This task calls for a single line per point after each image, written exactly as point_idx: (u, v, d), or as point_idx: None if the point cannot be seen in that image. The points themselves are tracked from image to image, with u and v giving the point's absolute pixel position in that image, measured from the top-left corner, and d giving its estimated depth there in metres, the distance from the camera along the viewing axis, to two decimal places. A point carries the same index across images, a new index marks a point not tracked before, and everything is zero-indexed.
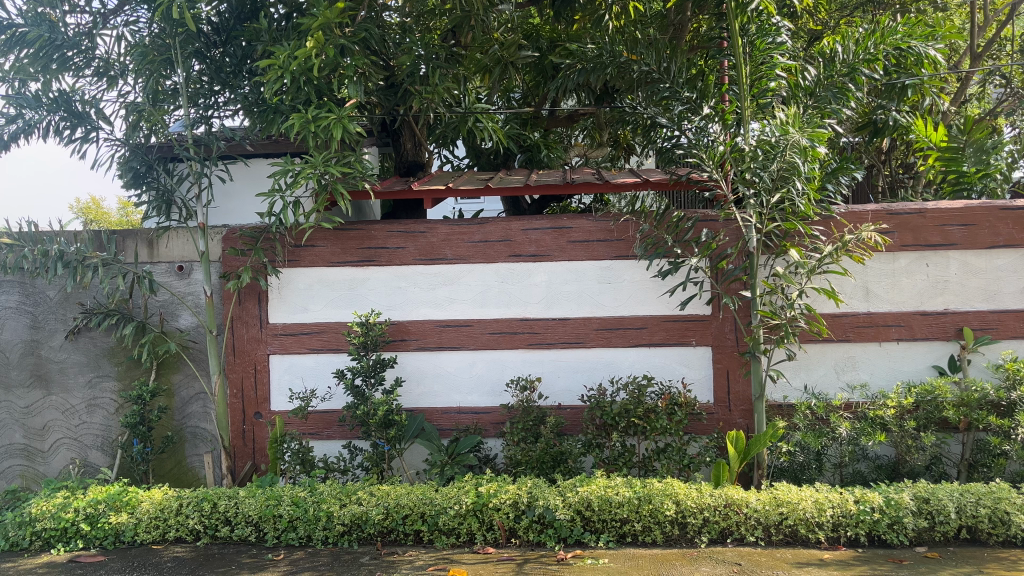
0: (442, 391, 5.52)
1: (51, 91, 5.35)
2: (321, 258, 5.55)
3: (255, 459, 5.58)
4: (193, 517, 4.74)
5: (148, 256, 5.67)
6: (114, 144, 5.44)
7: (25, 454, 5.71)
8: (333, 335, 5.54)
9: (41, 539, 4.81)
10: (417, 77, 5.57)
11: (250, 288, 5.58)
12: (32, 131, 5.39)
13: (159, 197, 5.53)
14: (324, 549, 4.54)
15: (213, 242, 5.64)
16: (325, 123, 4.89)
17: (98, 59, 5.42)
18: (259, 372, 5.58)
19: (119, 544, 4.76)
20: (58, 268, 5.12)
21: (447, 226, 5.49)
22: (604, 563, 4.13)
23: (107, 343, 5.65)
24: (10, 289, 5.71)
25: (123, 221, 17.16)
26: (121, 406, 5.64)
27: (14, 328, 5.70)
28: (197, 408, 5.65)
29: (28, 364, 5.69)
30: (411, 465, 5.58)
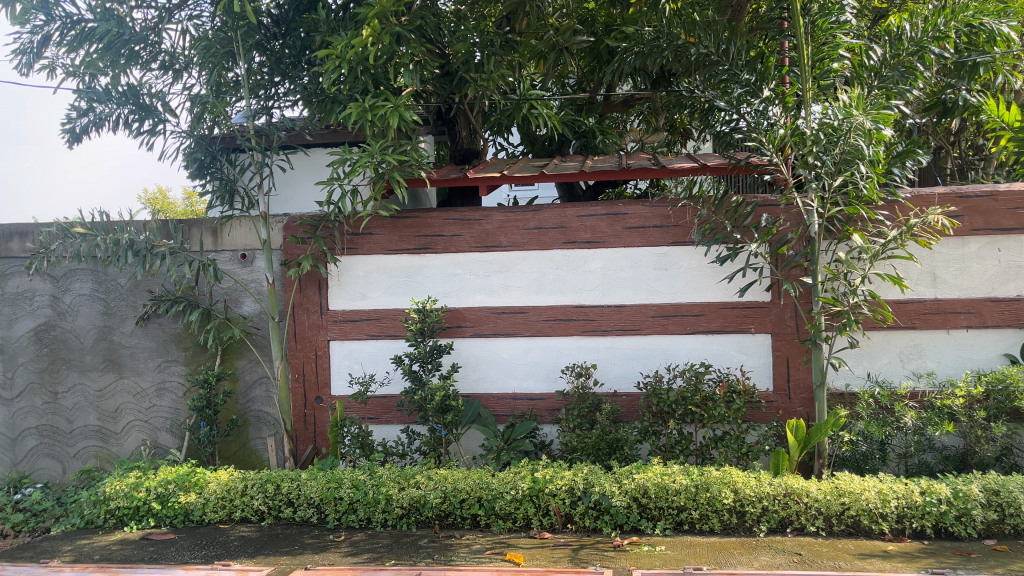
0: (498, 377, 5.56)
1: (120, 85, 5.52)
2: (379, 246, 5.63)
3: (316, 442, 5.71)
4: (257, 498, 4.90)
5: (213, 245, 5.82)
6: (179, 135, 5.60)
7: (99, 435, 5.94)
8: (391, 321, 5.62)
9: (114, 517, 5.02)
10: (472, 65, 5.58)
11: (311, 276, 5.70)
12: (103, 124, 5.59)
13: (223, 186, 5.68)
14: (383, 532, 4.65)
15: (274, 230, 5.74)
16: (382, 112, 4.97)
17: (164, 53, 5.57)
18: (319, 357, 5.70)
19: (188, 523, 4.94)
20: (129, 257, 5.27)
21: (501, 213, 5.51)
22: (662, 550, 4.11)
23: (175, 328, 5.83)
24: (84, 278, 5.92)
25: (188, 208, 17.68)
26: (188, 389, 5.82)
27: (87, 314, 5.92)
28: (260, 392, 5.79)
29: (102, 349, 5.91)
30: (468, 450, 5.63)
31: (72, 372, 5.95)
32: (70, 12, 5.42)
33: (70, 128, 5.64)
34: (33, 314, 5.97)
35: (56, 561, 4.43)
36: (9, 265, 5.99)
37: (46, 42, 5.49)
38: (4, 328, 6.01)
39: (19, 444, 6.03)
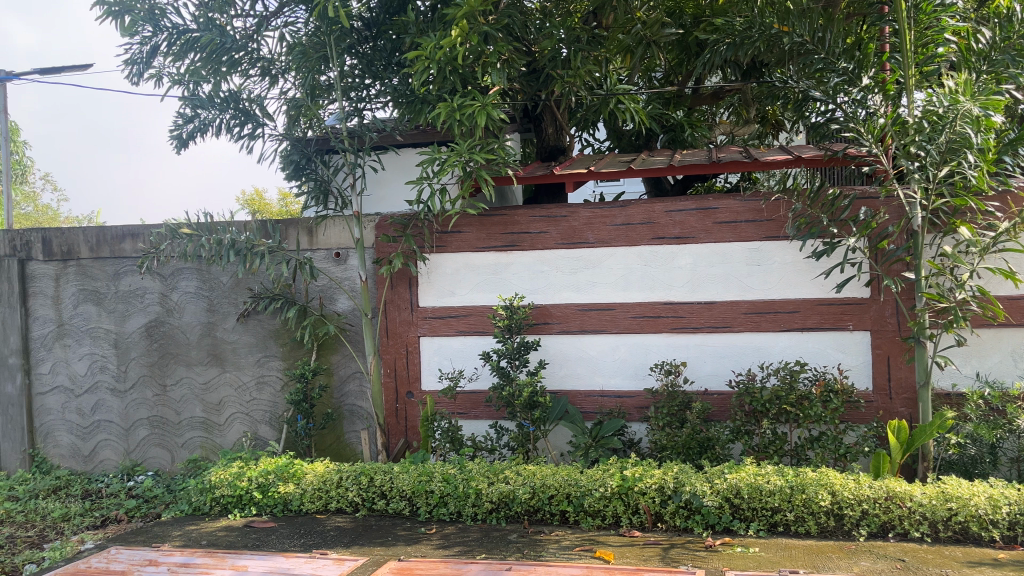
0: (586, 374, 5.55)
1: (222, 92, 5.76)
2: (467, 244, 5.70)
3: (407, 436, 5.83)
4: (352, 489, 5.06)
5: (309, 244, 6.00)
6: (277, 138, 5.82)
7: (204, 426, 6.22)
8: (479, 318, 5.68)
9: (219, 505, 5.26)
10: (559, 61, 5.61)
11: (401, 273, 5.83)
12: (207, 129, 5.86)
13: (317, 187, 5.86)
14: (473, 525, 4.71)
15: (367, 229, 5.87)
16: (470, 111, 5.04)
17: (263, 59, 5.79)
18: (410, 353, 5.81)
19: (287, 512, 5.13)
20: (231, 256, 5.50)
21: (588, 209, 5.49)
22: (755, 552, 4.02)
23: (273, 325, 6.05)
24: (190, 276, 6.22)
25: (283, 209, 18.38)
26: (286, 383, 6.03)
27: (193, 311, 6.21)
28: (354, 386, 5.96)
29: (206, 344, 6.19)
30: (556, 446, 5.64)
31: (179, 366, 6.25)
32: (176, 22, 5.69)
33: (178, 134, 5.93)
34: (144, 311, 6.31)
35: (167, 545, 4.67)
36: (122, 264, 6.34)
37: (154, 53, 5.78)
38: (118, 324, 6.37)
39: (131, 433, 6.38)
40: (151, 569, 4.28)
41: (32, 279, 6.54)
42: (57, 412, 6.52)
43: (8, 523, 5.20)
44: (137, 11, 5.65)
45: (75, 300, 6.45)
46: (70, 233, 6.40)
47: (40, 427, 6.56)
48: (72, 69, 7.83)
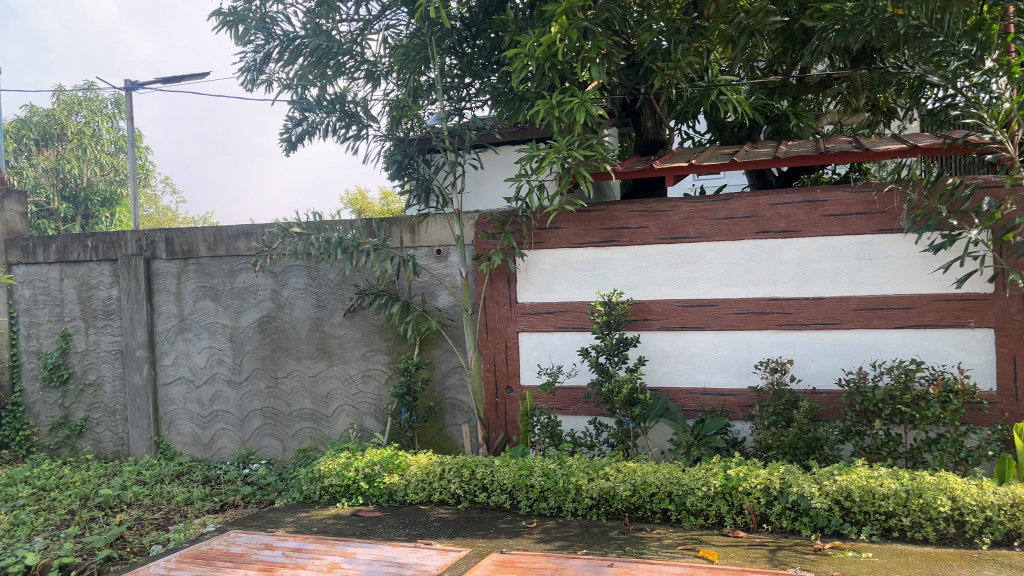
0: (687, 371, 5.46)
1: (328, 95, 5.96)
2: (565, 240, 5.71)
3: (507, 430, 5.88)
4: (454, 481, 5.17)
5: (411, 241, 6.14)
6: (380, 138, 5.98)
7: (313, 418, 6.46)
8: (577, 314, 5.68)
9: (328, 493, 5.47)
10: (659, 54, 5.54)
11: (501, 270, 5.89)
12: (315, 131, 6.09)
13: (419, 185, 6.02)
14: (573, 521, 4.72)
15: (466, 226, 5.96)
16: (569, 108, 5.03)
17: (367, 62, 5.95)
18: (509, 348, 5.87)
19: (392, 502, 5.28)
20: (338, 253, 5.70)
21: (689, 203, 5.41)
22: (868, 557, 3.86)
23: (378, 320, 6.23)
24: (300, 273, 6.47)
25: (384, 208, 18.92)
26: (390, 377, 6.20)
27: (302, 306, 6.46)
28: (455, 380, 6.06)
29: (315, 338, 6.43)
30: (656, 444, 5.58)
31: (290, 359, 6.52)
32: (286, 30, 5.93)
33: (288, 137, 6.18)
34: (257, 307, 6.61)
35: (281, 530, 4.89)
36: (237, 262, 6.66)
37: (264, 60, 6.04)
38: (233, 319, 6.69)
39: (246, 423, 6.69)
40: (267, 553, 4.49)
41: (156, 276, 6.95)
42: (179, 402, 6.90)
43: (137, 506, 5.55)
44: (250, 20, 5.91)
45: (194, 296, 6.81)
46: (190, 233, 6.77)
47: (163, 415, 6.97)
48: (190, 77, 8.26)
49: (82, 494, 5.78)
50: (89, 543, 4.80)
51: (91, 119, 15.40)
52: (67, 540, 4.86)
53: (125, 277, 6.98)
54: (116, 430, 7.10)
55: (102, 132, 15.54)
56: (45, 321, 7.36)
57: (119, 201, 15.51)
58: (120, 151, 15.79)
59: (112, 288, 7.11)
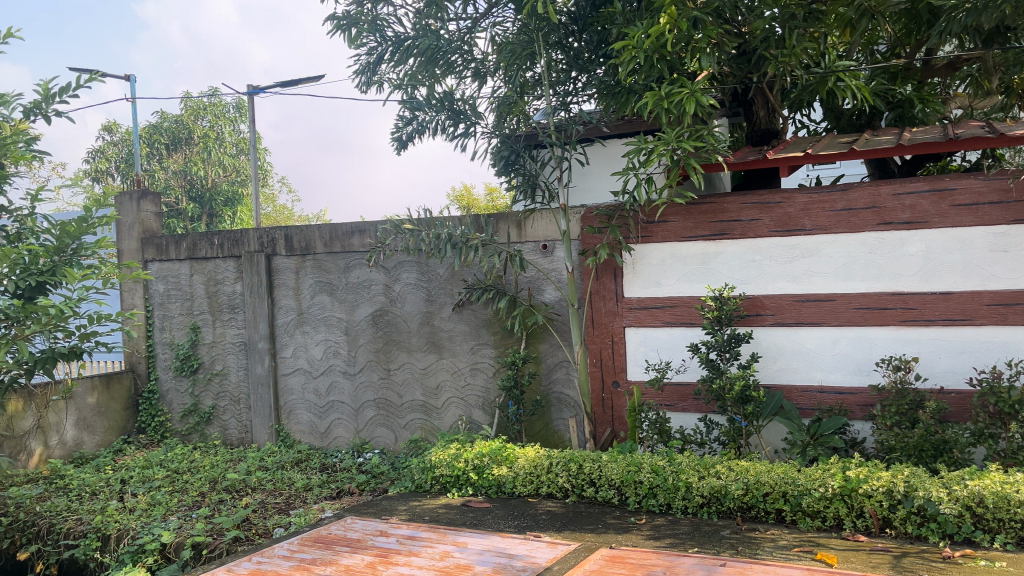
0: (802, 368, 5.28)
1: (438, 93, 6.08)
2: (674, 233, 5.62)
3: (615, 425, 5.84)
4: (562, 475, 5.19)
5: (518, 236, 6.17)
6: (488, 135, 6.05)
7: (423, 409, 6.62)
8: (686, 309, 5.58)
9: (439, 483, 5.59)
10: (772, 41, 5.37)
11: (607, 264, 5.85)
12: (425, 130, 6.24)
13: (526, 181, 6.04)
14: (683, 518, 4.66)
15: (573, 221, 5.95)
16: (678, 99, 4.96)
17: (475, 60, 6.03)
18: (616, 343, 5.83)
19: (500, 493, 5.36)
20: (448, 249, 5.81)
21: (805, 195, 5.23)
22: (1003, 567, 3.62)
23: (486, 314, 6.32)
24: (411, 269, 6.64)
25: (490, 205, 19.15)
26: (497, 370, 6.28)
27: (413, 301, 6.63)
28: (561, 375, 6.07)
29: (425, 332, 6.59)
30: (769, 442, 5.43)
31: (401, 352, 6.71)
32: (397, 31, 6.09)
33: (399, 136, 6.35)
34: (371, 301, 6.82)
35: (395, 518, 5.04)
36: (351, 258, 6.89)
37: (376, 61, 6.23)
38: (348, 313, 6.94)
39: (360, 413, 6.92)
40: (382, 539, 4.64)
41: (276, 272, 7.28)
42: (298, 391, 7.21)
43: (261, 490, 5.84)
44: (363, 23, 6.11)
45: (312, 291, 7.10)
46: (308, 230, 7.04)
47: (283, 404, 7.29)
48: (307, 80, 8.61)
49: (211, 478, 6.13)
50: (219, 524, 5.08)
51: (215, 123, 16.26)
52: (199, 520, 5.16)
53: (248, 273, 7.34)
54: (240, 418, 7.48)
55: (225, 135, 16.39)
56: (177, 314, 7.82)
57: (241, 200, 16.32)
58: (241, 153, 16.61)
59: (236, 283, 7.49)
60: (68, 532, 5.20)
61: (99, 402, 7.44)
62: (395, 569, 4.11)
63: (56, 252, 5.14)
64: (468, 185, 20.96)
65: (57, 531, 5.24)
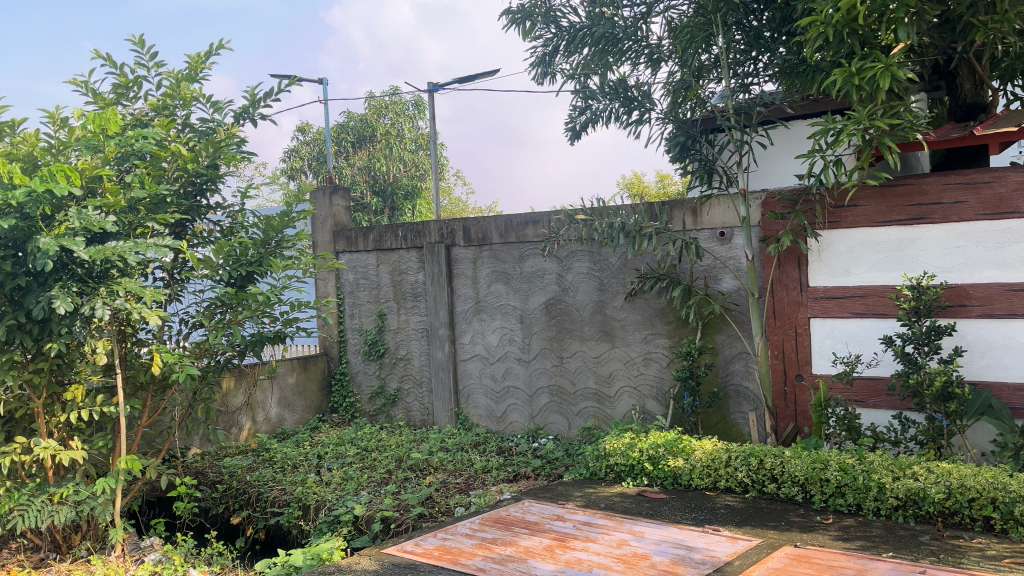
0: (1014, 364, 4.81)
1: (611, 82, 6.06)
2: (866, 218, 5.28)
3: (797, 420, 5.59)
4: (741, 470, 5.04)
5: (693, 224, 6.05)
6: (662, 121, 5.95)
7: (596, 398, 6.65)
8: (879, 299, 5.24)
9: (613, 472, 5.61)
10: (981, 6, 4.88)
11: (790, 251, 5.61)
12: (598, 119, 6.25)
13: (702, 166, 5.85)
14: (876, 520, 4.39)
15: (753, 207, 5.75)
16: (871, 74, 4.62)
17: (650, 47, 5.93)
18: (800, 335, 5.59)
19: (677, 485, 5.29)
20: (621, 237, 5.77)
21: (1018, 173, 4.75)
22: None
23: (660, 304, 6.24)
24: (583, 258, 6.68)
25: (661, 192, 18.79)
26: (672, 360, 6.19)
27: (586, 290, 6.66)
28: (740, 367, 5.88)
29: (598, 321, 6.61)
30: (975, 444, 5.00)
31: (575, 340, 6.77)
32: (572, 22, 6.11)
33: (572, 126, 6.42)
34: (544, 290, 6.93)
35: (571, 504, 5.11)
36: (526, 248, 7.03)
37: (550, 53, 6.32)
38: (523, 301, 7.09)
39: (534, 400, 7.06)
40: (559, 524, 4.72)
41: (455, 262, 7.56)
42: (475, 377, 7.47)
43: (442, 470, 6.11)
44: (537, 16, 6.19)
45: (488, 280, 7.32)
46: (485, 221, 7.26)
47: (462, 389, 7.58)
48: (483, 75, 8.85)
49: (397, 457, 6.49)
50: (405, 500, 5.37)
51: (395, 121, 17.10)
52: (387, 496, 5.48)
53: (430, 263, 7.68)
54: (422, 401, 7.86)
55: (405, 132, 17.18)
56: (365, 302, 8.32)
57: (420, 194, 17.05)
58: (420, 149, 17.36)
59: (418, 273, 7.87)
60: (273, 501, 5.69)
61: (298, 382, 8.08)
62: (573, 554, 4.17)
63: (262, 245, 5.60)
64: (639, 173, 20.66)
65: (264, 499, 5.74)
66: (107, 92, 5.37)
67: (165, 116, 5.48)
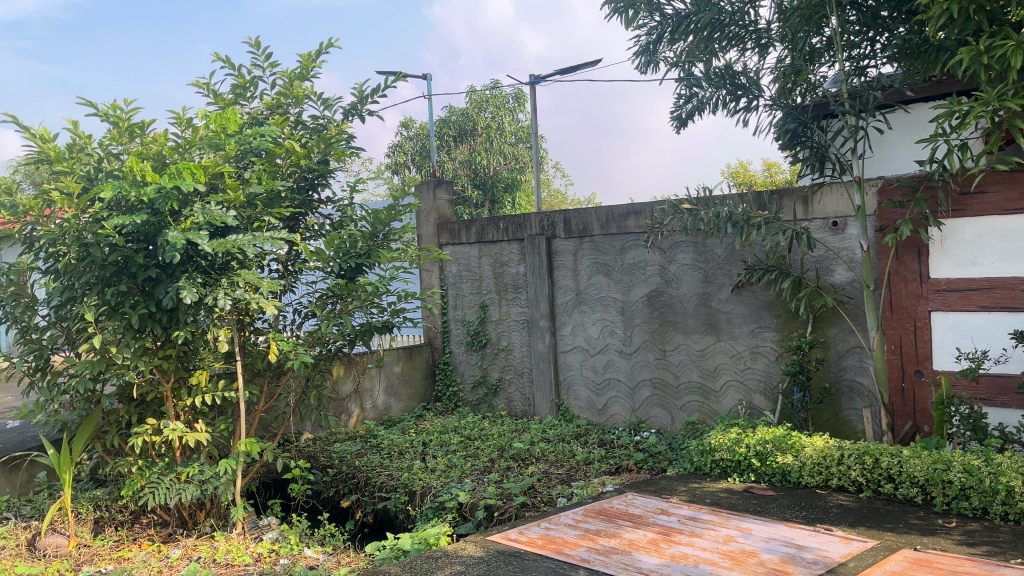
0: None
1: (718, 68, 5.91)
2: (994, 206, 4.98)
3: (916, 419, 5.35)
4: (855, 468, 4.85)
5: (804, 213, 5.86)
6: (771, 107, 5.78)
7: (700, 391, 6.54)
8: (1008, 292, 4.93)
9: (719, 467, 5.51)
10: None
11: (909, 241, 5.34)
12: (704, 107, 6.11)
13: (813, 154, 5.61)
14: (1003, 526, 4.15)
15: (869, 195, 5.51)
16: (1001, 52, 4.33)
17: (757, 31, 5.78)
18: (919, 329, 5.33)
19: (786, 482, 5.16)
20: (728, 228, 5.63)
21: None
22: None
23: (768, 296, 6.07)
24: (688, 249, 6.56)
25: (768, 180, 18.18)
26: (781, 355, 6.01)
27: (690, 282, 6.55)
28: (853, 362, 5.66)
29: (703, 313, 6.49)
30: None
31: (678, 333, 6.67)
32: (677, 9, 5.96)
33: (678, 115, 6.30)
34: (647, 282, 6.85)
35: (676, 498, 5.05)
36: (628, 239, 6.97)
37: (654, 41, 6.17)
38: (624, 293, 7.03)
39: (636, 393, 7.00)
40: (664, 517, 4.67)
41: (556, 254, 7.57)
42: (576, 368, 7.47)
43: (544, 460, 6.15)
44: (640, 5, 6.09)
45: (590, 272, 7.29)
46: (586, 213, 7.23)
47: (563, 380, 7.60)
48: (585, 65, 8.80)
49: (499, 446, 6.57)
50: (508, 489, 5.44)
51: (496, 114, 17.19)
52: (491, 485, 5.56)
53: (531, 255, 7.72)
54: (524, 391, 7.92)
55: (505, 125, 17.24)
56: (468, 293, 8.44)
57: (520, 187, 17.12)
58: (520, 141, 17.39)
59: (520, 264, 7.92)
60: (381, 486, 5.87)
61: (404, 371, 8.30)
62: (678, 548, 4.12)
63: (370, 237, 5.76)
64: (744, 161, 20.03)
65: (373, 484, 5.93)
66: (227, 93, 5.64)
67: (278, 114, 5.71)
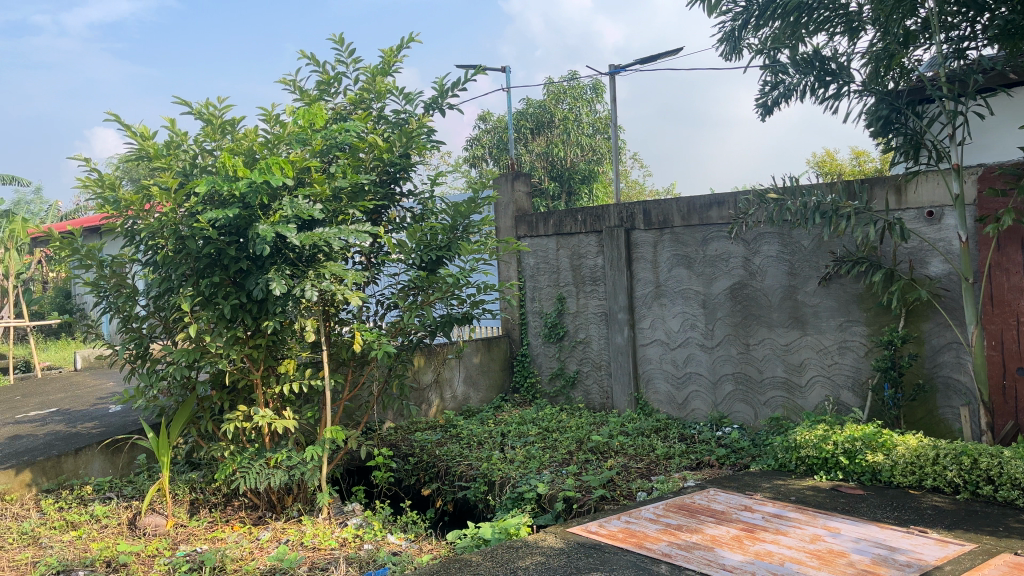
0: None
1: (805, 54, 5.74)
2: None
3: (1019, 418, 5.09)
4: (951, 469, 4.65)
5: (897, 203, 5.65)
6: (862, 94, 5.57)
7: (785, 387, 6.38)
8: None
9: (804, 464, 5.37)
10: None
11: (1012, 232, 5.07)
12: (791, 94, 5.96)
13: (907, 141, 5.43)
14: None
15: (968, 183, 5.26)
16: None
17: (848, 15, 5.59)
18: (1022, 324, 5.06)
19: (876, 481, 4.99)
20: (816, 218, 5.46)
21: None
22: None
23: (857, 289, 5.86)
24: (773, 241, 6.40)
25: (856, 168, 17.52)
26: (871, 350, 5.81)
27: (775, 274, 6.39)
28: (949, 358, 5.42)
29: (788, 307, 6.33)
30: None
31: (762, 327, 6.52)
32: None
33: (763, 102, 6.18)
34: (729, 274, 6.72)
35: (760, 495, 4.94)
36: (710, 231, 6.84)
37: (738, 28, 6.06)
38: (706, 286, 6.92)
39: (718, 387, 6.89)
40: (747, 514, 4.59)
41: (635, 246, 7.50)
42: (656, 362, 7.39)
43: (624, 454, 6.11)
44: None
45: (670, 264, 7.20)
46: (666, 204, 7.14)
47: (642, 373, 7.53)
48: (666, 54, 8.66)
49: (578, 438, 6.56)
50: (588, 482, 5.43)
51: (573, 106, 17.12)
52: (570, 476, 5.56)
53: (609, 247, 7.67)
54: (602, 384, 7.89)
55: (582, 116, 17.13)
56: (546, 286, 8.45)
57: (598, 178, 16.99)
58: (597, 133, 17.25)
59: (598, 256, 7.88)
60: (461, 475, 5.94)
61: (482, 362, 8.38)
62: (763, 546, 4.04)
63: (450, 230, 5.82)
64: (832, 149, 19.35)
65: (453, 473, 6.01)
66: (313, 89, 5.79)
67: (362, 109, 5.83)
